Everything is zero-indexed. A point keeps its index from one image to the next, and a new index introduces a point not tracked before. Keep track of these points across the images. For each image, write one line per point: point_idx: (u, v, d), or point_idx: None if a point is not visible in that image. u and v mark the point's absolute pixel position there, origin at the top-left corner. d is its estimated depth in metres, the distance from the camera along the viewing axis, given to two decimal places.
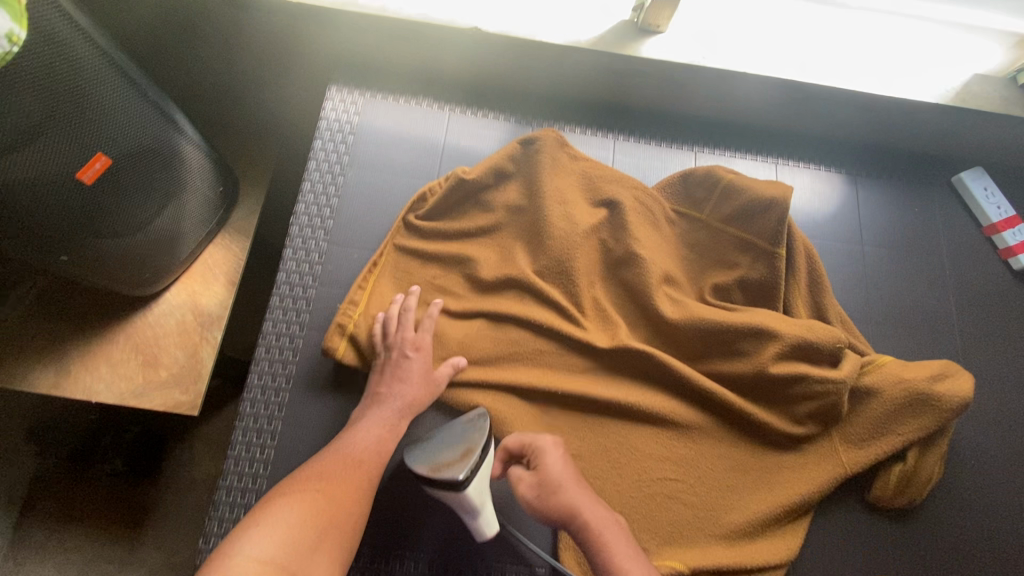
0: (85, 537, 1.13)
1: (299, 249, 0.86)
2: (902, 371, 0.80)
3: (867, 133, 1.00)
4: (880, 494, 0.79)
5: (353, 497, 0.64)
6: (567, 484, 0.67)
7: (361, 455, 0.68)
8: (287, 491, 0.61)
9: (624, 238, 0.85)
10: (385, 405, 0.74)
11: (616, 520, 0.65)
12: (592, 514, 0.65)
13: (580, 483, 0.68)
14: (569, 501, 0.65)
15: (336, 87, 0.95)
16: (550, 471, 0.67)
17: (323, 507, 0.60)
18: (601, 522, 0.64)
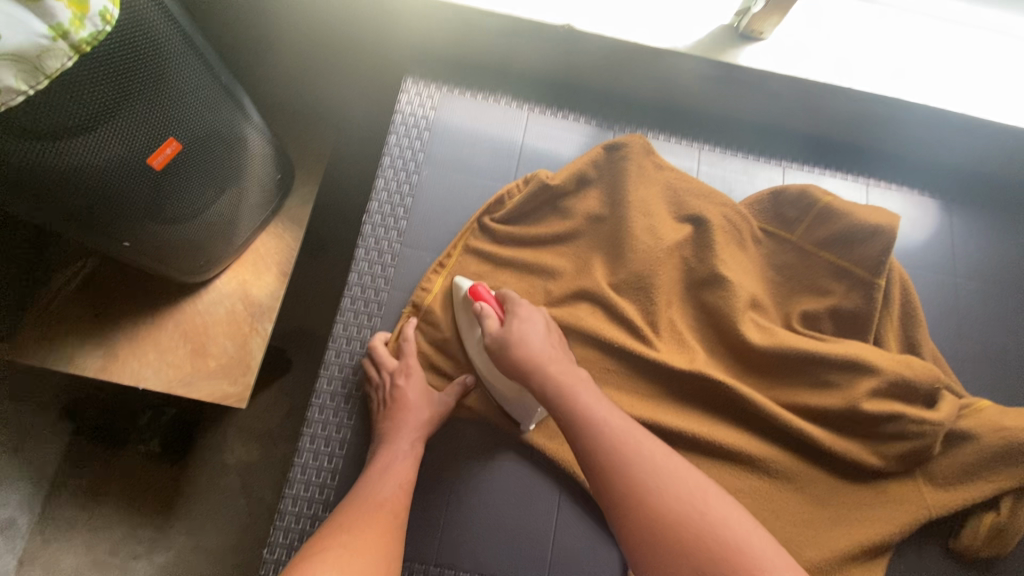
0: (116, 517, 1.08)
1: (372, 250, 0.82)
2: (1002, 419, 0.75)
3: (962, 159, 0.94)
4: (968, 542, 0.75)
5: (380, 541, 0.60)
6: (534, 339, 0.69)
7: (383, 493, 0.65)
8: (311, 552, 0.56)
9: (712, 259, 0.80)
10: (393, 444, 0.71)
11: (584, 378, 0.66)
12: (559, 371, 0.65)
13: (550, 345, 0.70)
14: (533, 355, 0.67)
15: (411, 79, 0.90)
16: (520, 328, 0.69)
17: (354, 562, 0.56)
18: (572, 378, 0.65)
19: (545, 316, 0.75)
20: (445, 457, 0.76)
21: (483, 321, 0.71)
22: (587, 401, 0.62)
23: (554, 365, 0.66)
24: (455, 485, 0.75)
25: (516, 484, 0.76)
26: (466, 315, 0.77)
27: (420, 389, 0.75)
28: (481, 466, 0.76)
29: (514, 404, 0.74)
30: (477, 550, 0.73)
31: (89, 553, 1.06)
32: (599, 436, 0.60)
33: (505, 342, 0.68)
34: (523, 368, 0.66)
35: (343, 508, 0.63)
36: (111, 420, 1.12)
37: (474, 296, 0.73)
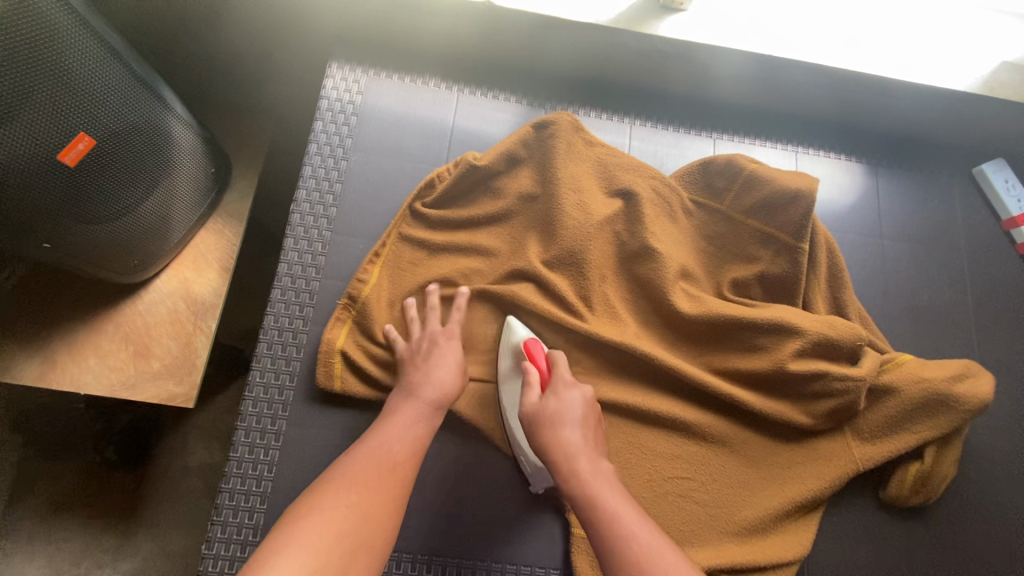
0: (78, 526, 1.05)
1: (301, 239, 0.81)
2: (922, 371, 0.76)
3: (887, 123, 0.97)
4: (896, 493, 0.77)
5: (383, 503, 0.60)
6: (569, 426, 0.69)
7: (392, 452, 0.65)
8: (313, 501, 0.58)
9: (642, 232, 0.81)
10: (410, 404, 0.70)
11: (609, 473, 0.67)
12: (587, 465, 0.66)
13: (585, 431, 0.69)
14: (564, 440, 0.68)
15: (336, 63, 0.88)
16: (559, 407, 0.70)
17: (355, 523, 0.57)
18: (594, 471, 0.66)
19: (591, 395, 0.73)
20: None
21: (526, 383, 0.73)
22: (605, 500, 0.63)
23: (585, 460, 0.67)
24: None
25: (457, 465, 0.76)
26: (510, 368, 0.77)
27: (451, 362, 0.74)
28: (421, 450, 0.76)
29: (532, 469, 0.74)
30: (422, 531, 0.74)
31: (51, 565, 1.03)
32: (602, 521, 0.61)
33: (541, 418, 0.69)
34: (551, 451, 0.67)
35: (350, 459, 0.64)
36: (64, 429, 1.08)
37: (528, 352, 0.75)
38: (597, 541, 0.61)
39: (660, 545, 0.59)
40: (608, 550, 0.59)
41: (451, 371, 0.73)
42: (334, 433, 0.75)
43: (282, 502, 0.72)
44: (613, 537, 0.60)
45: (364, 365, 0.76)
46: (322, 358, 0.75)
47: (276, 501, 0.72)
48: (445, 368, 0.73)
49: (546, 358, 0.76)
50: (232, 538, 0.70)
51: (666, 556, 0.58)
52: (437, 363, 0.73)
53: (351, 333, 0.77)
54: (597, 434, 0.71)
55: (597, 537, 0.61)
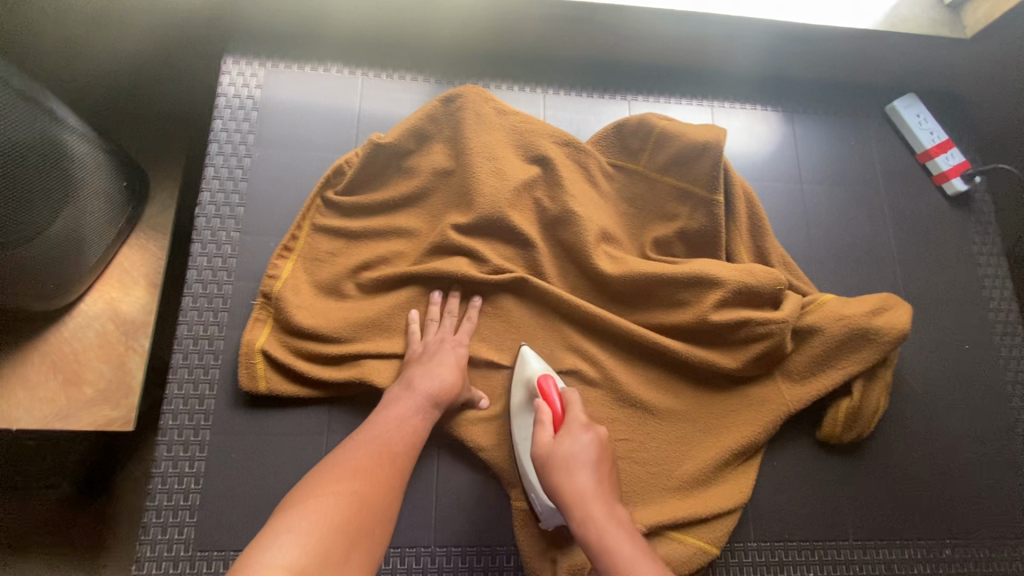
0: (44, 564, 0.98)
1: (209, 242, 0.78)
2: (842, 308, 0.77)
3: (801, 69, 0.97)
4: (831, 432, 0.78)
5: (382, 494, 0.58)
6: (581, 470, 0.63)
7: (385, 444, 0.63)
8: (311, 488, 0.55)
9: (560, 198, 0.79)
10: (406, 399, 0.68)
11: (626, 524, 0.61)
12: (602, 512, 0.60)
13: (598, 475, 0.63)
14: (577, 485, 0.62)
15: (231, 58, 0.86)
16: (570, 451, 0.64)
17: (358, 513, 0.54)
18: (610, 521, 0.60)
19: (603, 434, 0.67)
20: (313, 440, 0.73)
21: (538, 422, 0.68)
22: (620, 549, 0.57)
23: (600, 507, 0.61)
24: None
25: None
26: (526, 399, 0.74)
27: (448, 360, 0.72)
28: None
29: (544, 507, 0.70)
30: None
31: None
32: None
33: (551, 465, 0.63)
34: (562, 499, 0.62)
35: (345, 453, 0.61)
36: (13, 467, 1.00)
37: (541, 389, 0.71)
38: None
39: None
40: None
41: (452, 371, 0.71)
42: (260, 436, 0.72)
43: (212, 512, 0.70)
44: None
45: (286, 361, 0.72)
46: (242, 359, 0.72)
47: (207, 512, 0.70)
48: (445, 366, 0.71)
49: (559, 394, 0.71)
50: (163, 555, 0.68)
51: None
52: (439, 363, 0.71)
53: (273, 331, 0.74)
54: (612, 480, 0.65)
55: None
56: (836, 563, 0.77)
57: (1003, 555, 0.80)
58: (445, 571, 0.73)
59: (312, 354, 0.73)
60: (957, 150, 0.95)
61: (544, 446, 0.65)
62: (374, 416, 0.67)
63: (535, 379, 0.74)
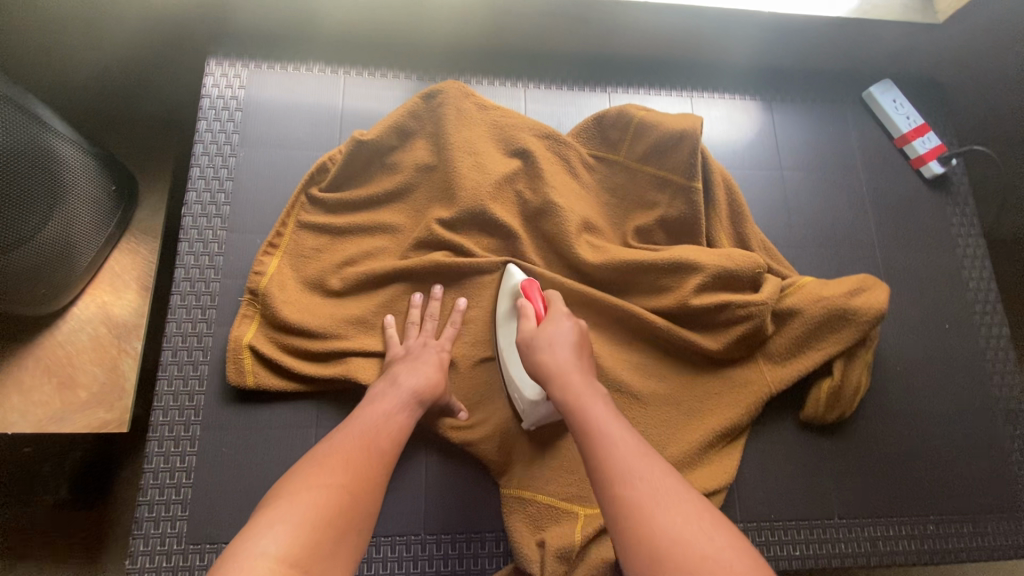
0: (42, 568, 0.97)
1: (196, 241, 0.79)
2: (821, 290, 0.78)
3: (779, 58, 0.98)
4: (813, 412, 0.79)
5: (371, 485, 0.57)
6: (560, 348, 0.66)
7: (376, 435, 0.62)
8: (301, 477, 0.55)
9: (541, 190, 0.81)
10: (395, 392, 0.68)
11: (603, 395, 0.62)
12: (580, 381, 0.63)
13: (579, 355, 0.66)
14: (557, 361, 0.65)
15: (215, 60, 0.87)
16: (550, 335, 0.67)
17: (347, 504, 0.53)
18: (586, 388, 0.62)
19: (585, 326, 0.71)
20: (302, 434, 0.74)
21: (521, 316, 0.72)
22: (592, 408, 0.59)
23: (578, 378, 0.63)
24: None
25: None
26: (510, 304, 0.76)
27: (430, 360, 0.73)
28: None
29: (528, 403, 0.72)
30: None
31: None
32: (591, 435, 0.57)
33: (532, 343, 0.67)
34: (542, 373, 0.65)
35: (335, 442, 0.60)
36: (14, 470, 1.00)
37: (524, 292, 0.74)
38: (586, 452, 0.56)
39: (647, 457, 0.54)
40: (592, 451, 0.55)
41: (435, 370, 0.71)
42: (250, 430, 0.74)
43: (204, 507, 0.71)
44: (599, 441, 0.56)
45: (273, 357, 0.73)
46: (230, 355, 0.73)
47: (199, 506, 0.71)
48: (429, 364, 0.72)
49: (542, 297, 0.74)
50: (157, 549, 0.69)
51: (651, 466, 0.53)
52: (424, 362, 0.72)
53: (260, 327, 0.75)
54: (591, 364, 0.68)
55: (583, 445, 0.57)
56: (821, 542, 0.78)
57: (985, 529, 0.81)
58: (436, 558, 0.74)
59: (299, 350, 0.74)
60: (934, 134, 0.96)
61: (527, 332, 0.69)
62: (364, 406, 0.66)
63: (519, 287, 0.76)
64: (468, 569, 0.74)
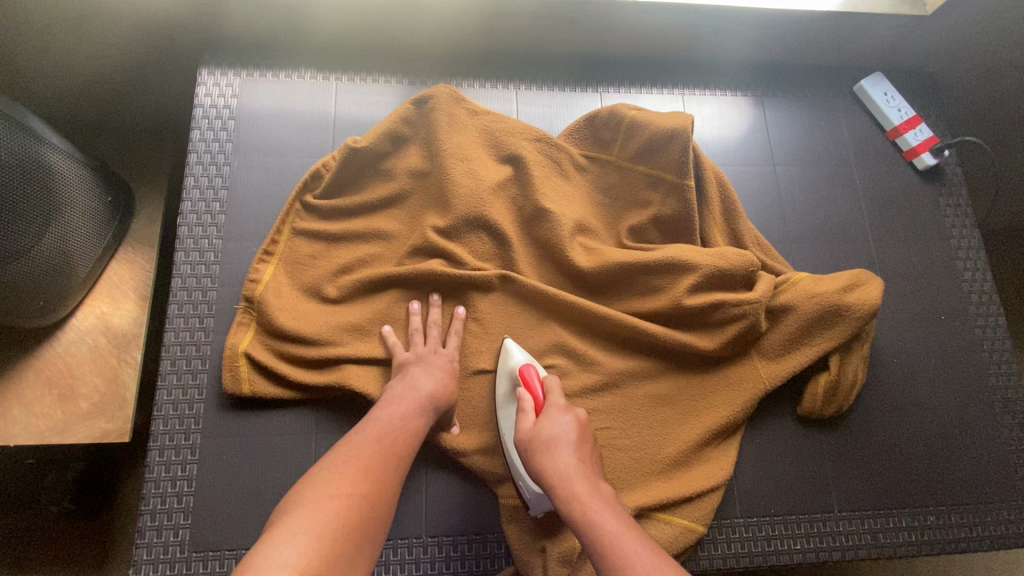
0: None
1: (192, 250, 0.80)
2: (815, 286, 0.78)
3: (770, 54, 0.98)
4: (811, 407, 0.79)
5: (384, 495, 0.58)
6: (562, 451, 0.65)
7: (389, 443, 0.63)
8: (319, 484, 0.55)
9: (534, 193, 0.81)
10: (408, 396, 0.68)
11: (611, 500, 0.62)
12: (585, 488, 0.62)
13: (581, 456, 0.66)
14: (559, 464, 0.64)
15: (207, 69, 0.88)
16: (551, 433, 0.67)
17: (362, 515, 0.54)
18: (592, 495, 0.61)
19: (583, 416, 0.70)
20: (301, 441, 0.74)
21: (520, 409, 0.71)
22: (601, 519, 0.58)
23: (584, 485, 0.62)
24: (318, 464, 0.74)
25: None
26: (508, 391, 0.76)
27: (440, 366, 0.74)
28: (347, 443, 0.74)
29: (534, 494, 0.72)
30: None
31: None
32: (603, 548, 0.56)
33: (534, 444, 0.66)
34: (547, 478, 0.64)
35: (350, 448, 0.61)
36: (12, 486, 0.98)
37: (522, 377, 0.74)
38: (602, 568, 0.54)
39: (666, 570, 0.52)
40: (607, 569, 0.54)
41: (447, 375, 0.73)
42: (248, 438, 0.74)
43: (206, 514, 0.71)
44: (613, 559, 0.54)
45: (270, 364, 0.74)
46: (226, 363, 0.73)
47: (201, 514, 0.71)
48: (438, 369, 0.73)
49: (540, 383, 0.73)
50: (160, 558, 0.69)
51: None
52: (432, 367, 0.73)
53: (256, 335, 0.75)
54: (593, 459, 0.67)
55: (596, 559, 0.56)
56: (822, 535, 0.78)
57: (985, 519, 0.81)
58: (437, 561, 0.74)
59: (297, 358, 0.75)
60: (926, 126, 0.97)
61: (528, 428, 0.69)
62: (376, 411, 0.67)
63: (517, 368, 0.76)
64: (470, 570, 0.74)
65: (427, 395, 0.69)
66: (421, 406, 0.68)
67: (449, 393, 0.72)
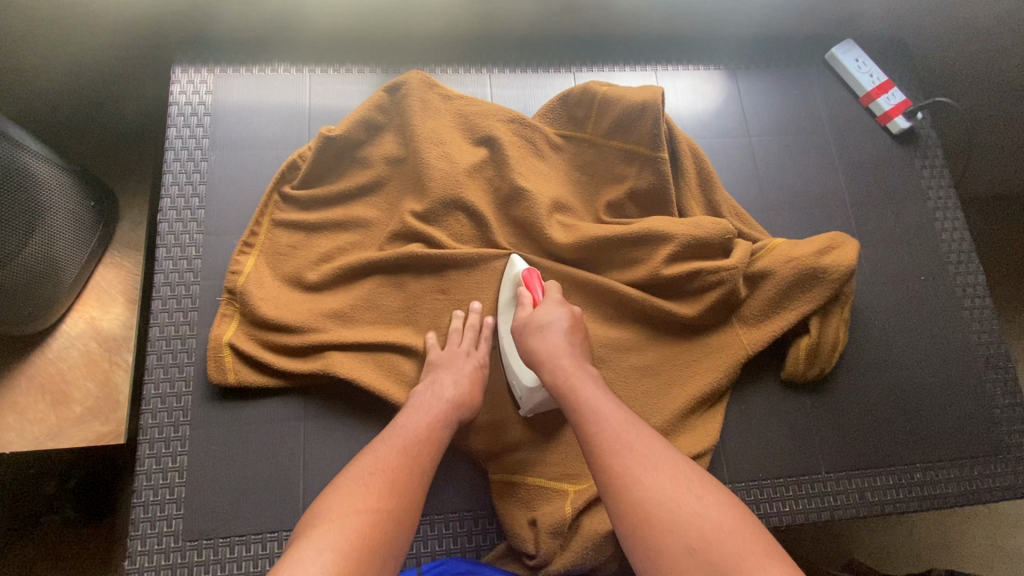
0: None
1: (173, 246, 0.80)
2: (792, 251, 0.79)
3: (741, 26, 0.99)
4: (794, 371, 0.80)
5: (410, 505, 0.58)
6: (552, 333, 0.69)
7: (415, 451, 0.63)
8: (343, 497, 0.55)
9: (510, 173, 0.82)
10: (435, 403, 0.68)
11: (594, 374, 0.66)
12: (571, 363, 0.67)
13: (571, 340, 0.69)
14: (547, 344, 0.68)
15: (180, 68, 0.88)
16: (543, 319, 0.70)
17: (387, 527, 0.54)
18: (577, 369, 0.66)
19: (579, 312, 0.73)
20: (289, 429, 0.75)
21: (519, 303, 0.74)
22: (583, 390, 0.63)
23: (568, 359, 0.67)
24: (307, 451, 0.74)
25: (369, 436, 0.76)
26: (510, 293, 0.78)
27: (469, 374, 0.73)
28: (335, 429, 0.75)
29: (525, 390, 0.74)
30: None
31: None
32: (580, 410, 0.61)
33: (527, 330, 0.70)
34: (536, 357, 0.68)
35: (374, 456, 0.61)
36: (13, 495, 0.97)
37: (524, 280, 0.76)
38: (578, 426, 0.61)
39: (641, 435, 0.58)
40: (585, 433, 0.60)
41: (473, 380, 0.72)
42: (236, 427, 0.75)
43: (198, 503, 0.72)
44: (591, 421, 0.60)
45: (254, 354, 0.74)
46: (210, 354, 0.74)
47: (193, 504, 0.72)
48: (468, 374, 0.72)
49: (541, 286, 0.76)
50: (154, 548, 0.70)
51: (639, 438, 0.57)
52: (464, 372, 0.72)
53: (240, 326, 0.76)
54: (585, 347, 0.71)
55: (574, 419, 0.62)
56: (810, 497, 0.79)
57: (971, 472, 0.82)
58: (429, 539, 0.74)
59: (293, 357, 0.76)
60: (898, 90, 0.98)
61: (524, 317, 0.72)
62: (404, 416, 0.67)
63: (519, 275, 0.77)
64: (461, 548, 0.75)
65: (455, 401, 0.69)
66: (446, 411, 0.68)
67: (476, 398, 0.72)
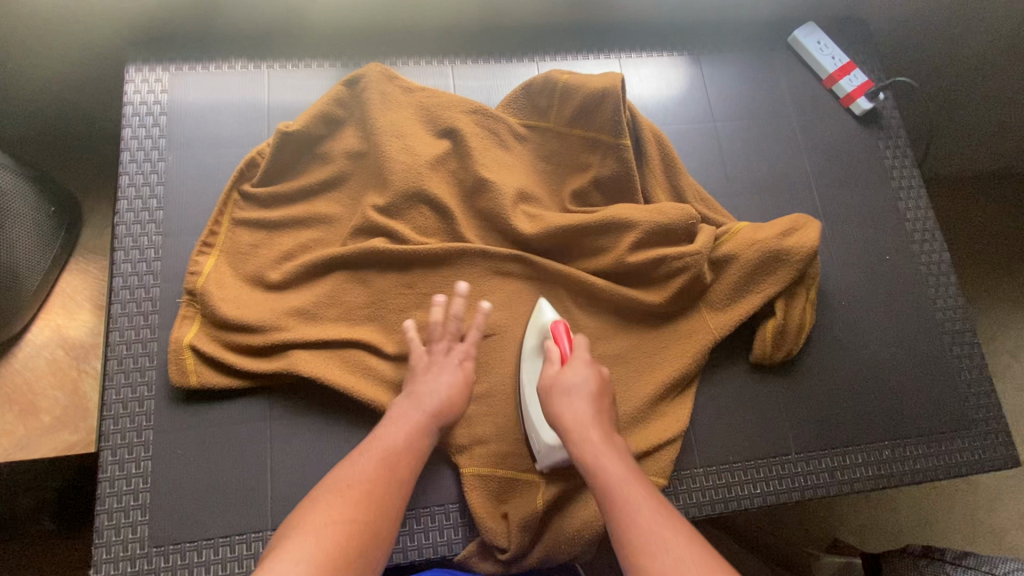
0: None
1: (132, 249, 0.79)
2: (755, 234, 0.79)
3: (702, 13, 0.99)
4: (762, 354, 0.81)
5: (388, 515, 0.57)
6: (577, 399, 0.68)
7: (394, 461, 0.62)
8: (322, 506, 0.55)
9: (473, 165, 0.81)
10: (414, 411, 0.68)
11: (621, 450, 0.64)
12: (599, 438, 0.64)
13: (597, 408, 0.68)
14: (572, 411, 0.67)
15: (134, 67, 0.87)
16: (570, 381, 0.69)
17: (364, 536, 0.53)
18: (605, 445, 0.64)
19: (606, 374, 0.72)
20: (254, 430, 0.74)
21: (547, 359, 0.73)
22: (612, 467, 0.61)
23: (596, 432, 0.65)
24: (274, 452, 0.73)
25: (336, 434, 0.75)
26: (535, 345, 0.77)
27: (454, 379, 0.72)
28: (302, 429, 0.75)
29: (545, 446, 0.72)
30: None
31: None
32: (605, 490, 0.59)
33: (552, 390, 0.69)
34: (561, 422, 0.67)
35: (352, 467, 0.60)
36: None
37: (552, 334, 0.75)
38: (604, 511, 0.57)
39: (670, 524, 0.53)
40: (612, 518, 0.56)
41: (457, 387, 0.71)
42: (201, 430, 0.74)
43: (163, 508, 0.71)
44: (618, 505, 0.56)
45: (216, 355, 0.73)
46: (171, 356, 0.73)
47: (158, 509, 0.71)
48: (452, 382, 0.71)
49: (569, 341, 0.75)
50: (119, 555, 0.69)
51: (666, 523, 0.53)
52: (447, 379, 0.71)
53: (202, 327, 0.75)
54: (612, 415, 0.69)
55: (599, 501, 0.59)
56: (781, 478, 0.79)
57: (939, 448, 0.83)
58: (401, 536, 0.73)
59: (257, 356, 0.75)
60: (859, 72, 0.98)
61: (551, 377, 0.71)
62: (384, 425, 0.67)
63: (547, 325, 0.77)
64: (434, 543, 0.73)
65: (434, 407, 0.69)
66: (425, 418, 0.68)
67: (458, 403, 0.71)
